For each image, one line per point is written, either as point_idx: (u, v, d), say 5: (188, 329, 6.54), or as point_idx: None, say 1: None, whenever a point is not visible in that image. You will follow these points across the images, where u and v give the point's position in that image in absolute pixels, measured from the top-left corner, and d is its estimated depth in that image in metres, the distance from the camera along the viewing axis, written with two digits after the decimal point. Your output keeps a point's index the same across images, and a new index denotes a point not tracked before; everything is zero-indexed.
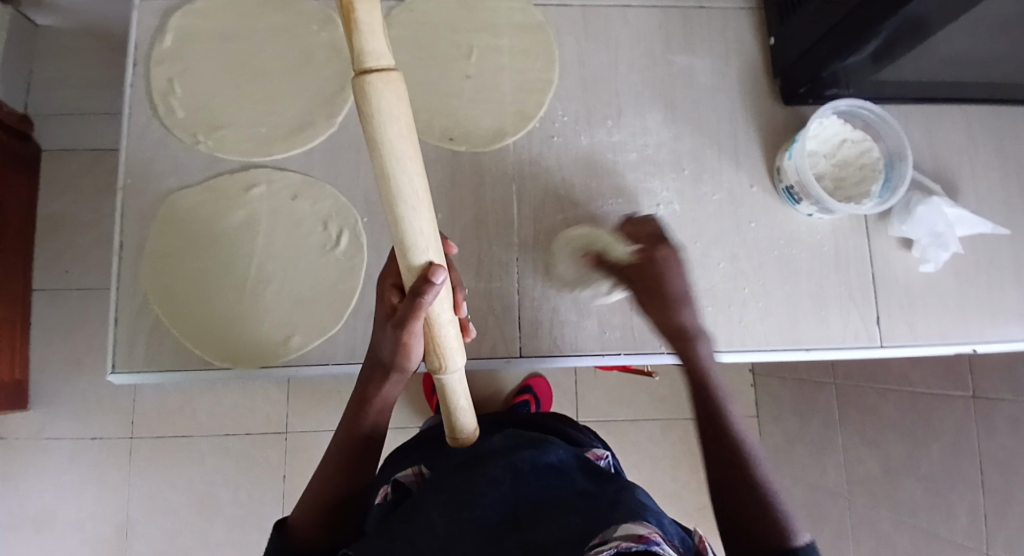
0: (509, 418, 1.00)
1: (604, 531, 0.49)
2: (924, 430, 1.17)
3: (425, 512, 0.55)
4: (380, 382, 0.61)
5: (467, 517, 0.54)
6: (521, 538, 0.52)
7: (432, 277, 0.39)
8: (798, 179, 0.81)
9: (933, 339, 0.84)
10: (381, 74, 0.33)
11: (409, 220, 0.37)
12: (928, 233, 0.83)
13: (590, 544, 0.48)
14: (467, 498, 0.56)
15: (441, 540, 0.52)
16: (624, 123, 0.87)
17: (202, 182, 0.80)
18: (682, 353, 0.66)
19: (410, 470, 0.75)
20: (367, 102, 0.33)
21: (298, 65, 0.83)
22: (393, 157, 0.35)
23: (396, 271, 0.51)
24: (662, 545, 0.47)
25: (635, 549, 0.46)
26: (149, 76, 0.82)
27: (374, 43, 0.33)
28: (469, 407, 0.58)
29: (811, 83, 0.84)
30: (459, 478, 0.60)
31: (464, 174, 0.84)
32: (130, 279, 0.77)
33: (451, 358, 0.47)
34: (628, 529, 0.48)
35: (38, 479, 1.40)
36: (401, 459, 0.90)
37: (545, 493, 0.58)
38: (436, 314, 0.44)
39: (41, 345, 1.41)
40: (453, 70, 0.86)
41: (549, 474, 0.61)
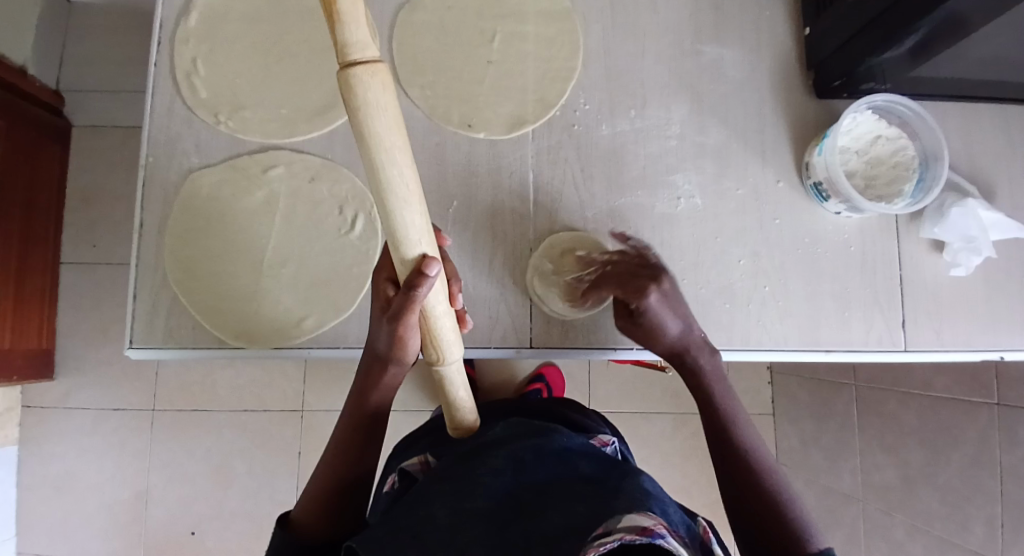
0: (521, 405, 1.00)
1: (608, 521, 0.49)
2: (944, 438, 1.15)
3: (426, 504, 0.55)
4: (378, 373, 0.62)
5: (469, 506, 0.53)
6: (523, 528, 0.51)
7: (426, 270, 0.40)
8: (827, 177, 0.79)
9: (958, 345, 0.82)
10: (367, 66, 0.34)
11: (400, 210, 0.38)
12: (960, 237, 0.80)
13: (592, 536, 0.47)
14: (469, 489, 0.55)
15: (443, 531, 0.51)
16: (647, 114, 0.85)
17: (223, 161, 0.80)
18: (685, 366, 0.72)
19: (417, 459, 0.73)
20: (354, 95, 0.34)
21: (320, 47, 0.83)
22: (380, 148, 0.36)
23: (391, 265, 0.54)
24: (666, 538, 0.47)
25: (639, 541, 0.45)
26: (173, 54, 0.82)
27: (357, 33, 0.33)
28: (468, 396, 0.62)
29: (845, 77, 0.80)
30: (463, 466, 0.59)
31: (483, 162, 0.83)
32: (149, 256, 0.78)
33: (448, 350, 0.49)
34: (632, 521, 0.47)
35: (62, 445, 1.44)
36: (410, 446, 0.91)
37: (548, 481, 0.57)
38: (430, 307, 0.45)
39: (68, 317, 1.44)
40: (476, 55, 0.85)
41: (552, 461, 0.60)
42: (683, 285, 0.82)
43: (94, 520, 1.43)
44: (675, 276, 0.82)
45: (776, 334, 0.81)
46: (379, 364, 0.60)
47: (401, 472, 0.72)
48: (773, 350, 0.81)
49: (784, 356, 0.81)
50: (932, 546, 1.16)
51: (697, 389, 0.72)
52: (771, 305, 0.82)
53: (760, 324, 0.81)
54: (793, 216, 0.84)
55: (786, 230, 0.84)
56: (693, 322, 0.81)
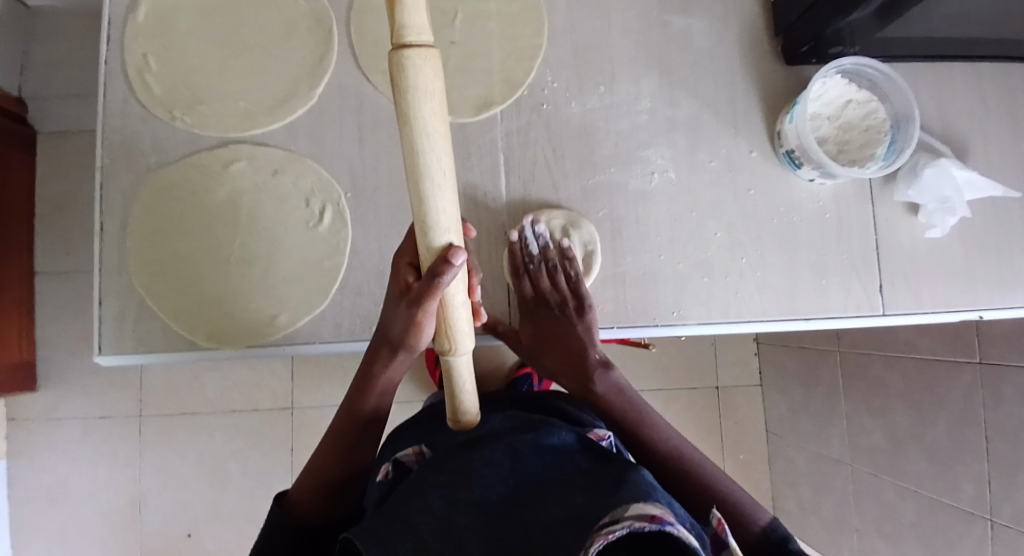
0: (509, 397, 1.00)
1: (614, 509, 0.48)
2: (930, 398, 1.16)
3: (420, 495, 0.54)
4: (387, 359, 0.61)
5: (466, 496, 0.53)
6: (523, 519, 0.51)
7: (451, 265, 0.41)
8: (799, 144, 0.78)
9: (937, 307, 0.82)
10: (420, 49, 0.37)
11: (433, 198, 0.40)
12: (935, 198, 0.80)
13: (599, 523, 0.47)
14: (466, 478, 0.55)
15: (440, 527, 0.51)
16: (617, 89, 0.83)
17: (182, 159, 0.78)
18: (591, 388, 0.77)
19: (412, 450, 0.71)
20: (404, 75, 0.38)
21: (276, 36, 0.80)
22: (423, 131, 0.39)
23: (413, 249, 0.54)
24: (675, 526, 0.47)
25: (648, 529, 0.46)
26: (124, 51, 0.79)
27: (415, 19, 0.37)
28: (472, 389, 0.59)
29: (814, 41, 0.79)
30: (459, 460, 0.58)
31: (452, 147, 0.81)
32: (113, 260, 0.76)
33: (461, 341, 0.48)
34: (640, 509, 0.47)
35: (51, 457, 1.42)
36: (404, 436, 0.91)
37: (547, 473, 0.57)
38: (451, 296, 0.45)
39: (46, 327, 1.42)
40: (438, 35, 0.83)
41: (550, 454, 0.60)
42: (659, 261, 0.81)
43: (90, 529, 1.43)
44: (651, 253, 0.81)
45: (755, 306, 0.81)
46: (389, 349, 0.59)
47: (394, 463, 0.69)
48: (753, 322, 0.81)
49: (764, 327, 0.80)
50: (923, 505, 1.18)
51: (602, 408, 0.76)
52: (750, 277, 0.81)
53: (738, 297, 0.81)
54: (768, 186, 0.83)
55: (760, 200, 0.83)
56: (671, 297, 0.80)
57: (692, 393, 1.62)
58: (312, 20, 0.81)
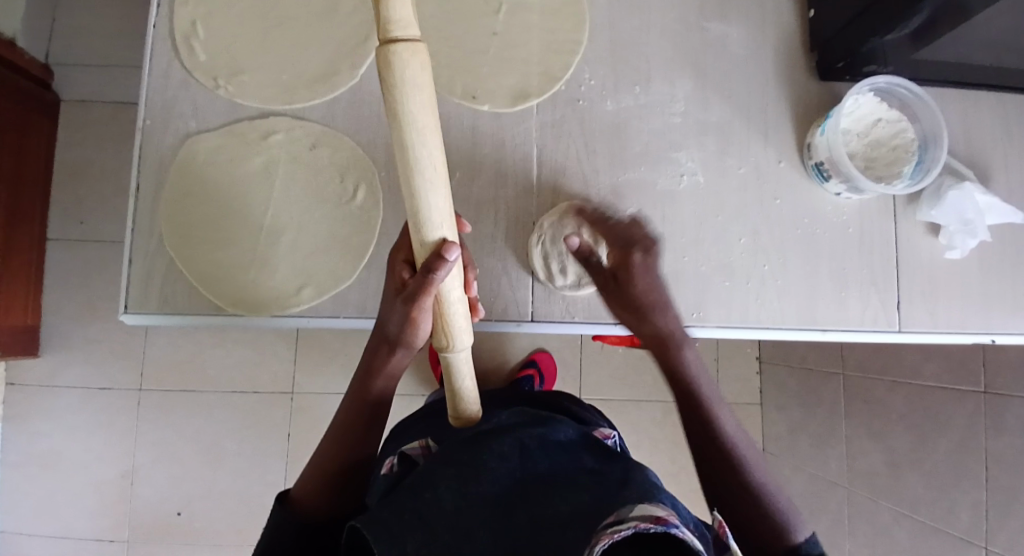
0: (517, 396, 1.00)
1: (620, 509, 0.50)
2: (930, 424, 1.17)
3: (429, 487, 0.53)
4: (385, 355, 0.61)
5: (475, 490, 0.53)
6: (531, 514, 0.52)
7: (440, 260, 0.42)
8: (828, 156, 0.79)
9: (952, 328, 0.83)
10: (408, 44, 0.37)
11: (426, 193, 0.40)
12: (957, 219, 0.81)
13: (604, 523, 0.49)
14: (474, 471, 0.54)
15: (449, 516, 0.51)
16: (652, 90, 0.85)
17: (221, 127, 0.79)
18: (664, 357, 0.70)
19: (418, 444, 0.72)
20: (392, 70, 0.37)
21: (323, 13, 0.81)
22: (412, 128, 0.38)
23: (408, 247, 0.55)
24: (682, 528, 0.48)
25: (654, 530, 0.47)
26: (172, 16, 0.80)
27: (401, 13, 0.37)
28: (473, 385, 0.60)
29: (849, 58, 0.81)
30: (465, 448, 0.58)
31: (486, 134, 0.82)
32: (145, 220, 0.77)
33: (458, 337, 0.49)
34: (646, 510, 0.49)
35: (46, 422, 1.41)
36: (408, 432, 0.90)
37: (554, 471, 0.57)
38: (446, 291, 0.46)
39: (54, 293, 1.42)
40: (480, 25, 0.84)
41: (557, 451, 0.60)
42: (683, 261, 0.82)
43: (79, 498, 1.41)
44: (675, 252, 0.82)
45: (774, 313, 0.82)
46: (387, 348, 0.60)
47: (401, 456, 0.69)
48: (771, 329, 0.81)
49: (781, 334, 0.81)
50: (918, 531, 1.18)
51: (675, 381, 0.70)
52: (771, 283, 0.82)
53: (758, 302, 0.82)
54: (794, 196, 0.84)
55: (786, 209, 0.84)
56: (693, 298, 0.81)
57: None
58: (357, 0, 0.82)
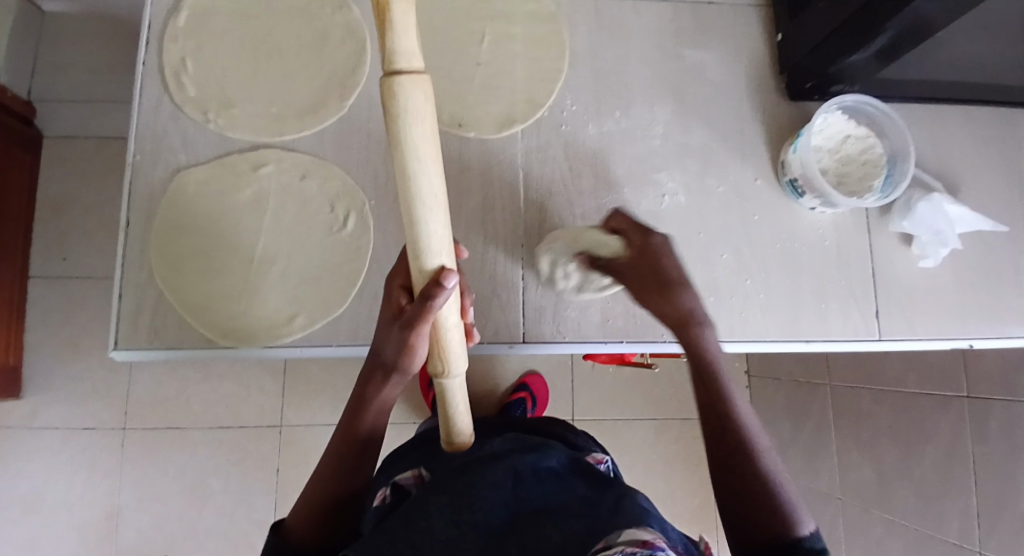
0: (508, 422, 1.01)
1: (608, 535, 0.52)
2: (917, 431, 1.20)
3: (423, 516, 0.55)
4: (379, 383, 0.62)
5: (468, 520, 0.55)
6: (521, 542, 0.54)
7: (439, 290, 0.42)
8: (803, 173, 0.82)
9: (929, 335, 0.86)
10: (410, 74, 0.37)
11: (425, 222, 0.40)
12: (929, 230, 0.85)
13: (594, 548, 0.51)
14: (466, 500, 0.56)
15: (441, 543, 0.53)
16: (632, 114, 0.88)
17: (211, 160, 0.80)
18: (684, 337, 0.67)
19: (411, 473, 0.72)
20: (394, 99, 0.37)
21: (311, 47, 0.83)
22: (413, 157, 0.38)
23: (406, 273, 0.56)
24: (666, 551, 0.50)
25: (639, 553, 0.48)
26: (162, 53, 0.81)
27: (405, 43, 0.37)
28: (467, 410, 0.60)
29: (818, 78, 0.85)
30: (458, 478, 0.60)
31: (474, 160, 0.84)
32: (135, 254, 0.77)
33: (454, 362, 0.49)
34: (632, 535, 0.51)
35: (27, 464, 1.38)
36: (398, 462, 0.90)
37: (547, 500, 0.59)
38: (443, 318, 0.46)
39: (36, 331, 1.40)
40: (465, 55, 0.87)
41: (550, 481, 0.62)
42: None
43: (61, 543, 1.37)
44: None
45: (759, 327, 0.84)
46: (382, 374, 0.60)
47: (394, 486, 0.70)
48: (757, 342, 0.83)
49: (767, 347, 0.83)
50: (911, 539, 1.19)
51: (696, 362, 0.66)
52: (754, 298, 0.85)
53: (743, 317, 0.84)
54: (773, 213, 0.87)
55: (765, 225, 0.87)
56: None
57: (683, 423, 1.60)
58: (345, 34, 0.84)
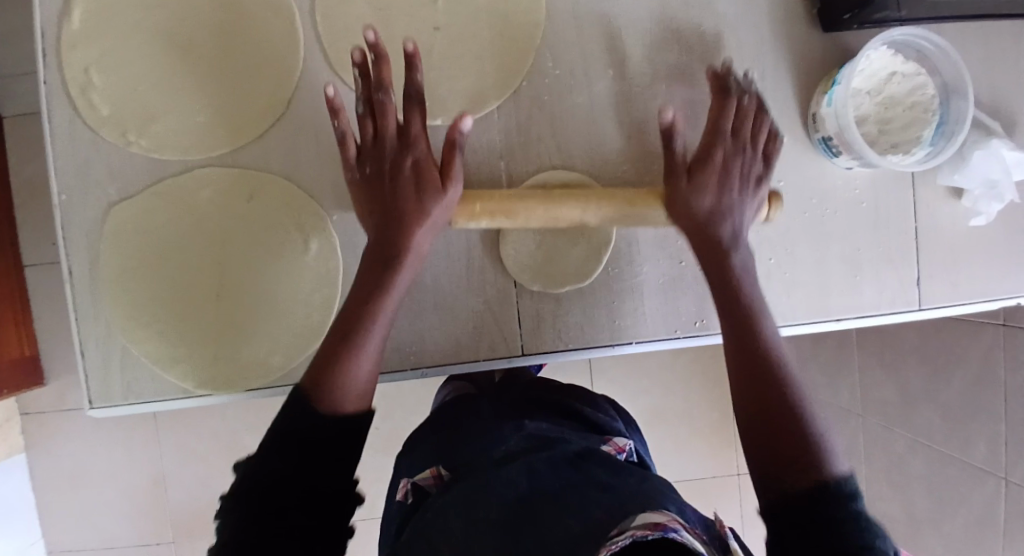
0: (524, 382, 0.94)
1: (622, 520, 0.50)
2: (946, 355, 1.13)
3: (442, 522, 0.58)
4: (392, 217, 0.63)
5: (482, 517, 0.56)
6: (541, 538, 0.52)
7: (469, 119, 0.59)
8: (838, 132, 0.69)
9: (975, 298, 0.76)
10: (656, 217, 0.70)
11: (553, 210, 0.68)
12: (982, 182, 0.72)
13: (606, 534, 0.48)
14: (481, 501, 0.58)
15: (458, 543, 0.54)
16: (628, 71, 0.73)
17: (144, 190, 0.70)
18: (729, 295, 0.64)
19: (428, 471, 0.74)
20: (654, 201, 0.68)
21: (234, 34, 0.69)
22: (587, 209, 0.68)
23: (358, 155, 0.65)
24: (680, 532, 0.47)
25: (650, 537, 0.46)
26: (62, 64, 0.68)
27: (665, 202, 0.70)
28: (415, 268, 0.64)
29: (857, 10, 0.68)
30: (474, 484, 0.62)
31: (445, 151, 0.72)
32: (87, 306, 0.70)
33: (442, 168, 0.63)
34: (645, 518, 0.48)
35: (68, 442, 1.43)
36: (408, 443, 0.88)
37: (561, 487, 0.59)
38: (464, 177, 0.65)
39: (44, 320, 1.38)
40: (419, 19, 0.71)
41: (567, 472, 0.62)
42: (681, 267, 0.75)
43: (114, 508, 1.45)
44: (671, 258, 0.75)
45: (784, 310, 0.75)
46: (383, 201, 0.63)
47: (414, 488, 0.73)
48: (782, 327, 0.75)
49: (793, 332, 0.75)
50: (934, 459, 1.17)
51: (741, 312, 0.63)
52: (778, 277, 0.75)
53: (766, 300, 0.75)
54: (800, 174, 0.75)
55: (791, 191, 0.75)
56: (694, 306, 0.76)
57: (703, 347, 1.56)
58: (271, 14, 0.70)
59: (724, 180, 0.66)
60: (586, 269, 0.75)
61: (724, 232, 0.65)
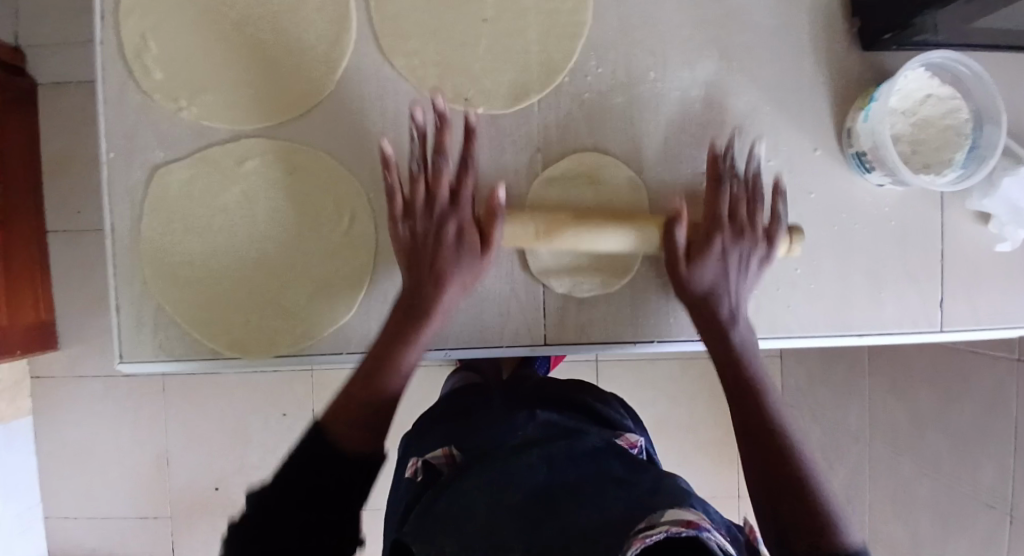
0: (534, 383, 0.93)
1: (651, 514, 0.51)
2: (958, 387, 1.13)
3: (461, 500, 0.59)
4: (426, 280, 0.65)
5: (504, 501, 0.57)
6: (559, 526, 0.53)
7: (504, 194, 0.65)
8: (872, 147, 0.70)
9: (996, 323, 0.77)
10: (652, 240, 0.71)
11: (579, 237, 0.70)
12: (1011, 209, 0.73)
13: (636, 527, 0.49)
14: (504, 485, 0.59)
15: (480, 525, 0.55)
16: (667, 74, 0.75)
17: (190, 156, 0.71)
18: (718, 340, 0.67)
19: (441, 451, 0.74)
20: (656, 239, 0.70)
21: (287, 11, 0.71)
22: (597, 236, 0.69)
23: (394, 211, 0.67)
24: (710, 531, 0.49)
25: (685, 534, 0.48)
26: (120, 28, 0.70)
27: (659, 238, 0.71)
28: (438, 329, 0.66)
29: (898, 30, 0.69)
30: (494, 466, 0.63)
31: (483, 140, 0.74)
32: (125, 264, 0.72)
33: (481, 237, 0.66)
34: (676, 515, 0.50)
35: (76, 411, 1.44)
36: (421, 429, 0.87)
37: (582, 480, 0.59)
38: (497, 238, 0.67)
39: (61, 287, 1.39)
40: (467, 10, 0.73)
41: (587, 464, 0.62)
42: None
43: (116, 480, 1.46)
44: None
45: (806, 321, 0.76)
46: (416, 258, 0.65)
47: (424, 466, 0.72)
48: (803, 338, 0.76)
49: (813, 343, 0.76)
50: (939, 489, 1.18)
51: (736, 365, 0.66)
52: (802, 288, 0.76)
53: (789, 310, 0.76)
54: (830, 188, 0.76)
55: (821, 204, 0.76)
56: None
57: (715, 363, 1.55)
58: None
59: (723, 262, 0.68)
60: (612, 273, 0.76)
61: (722, 313, 0.68)
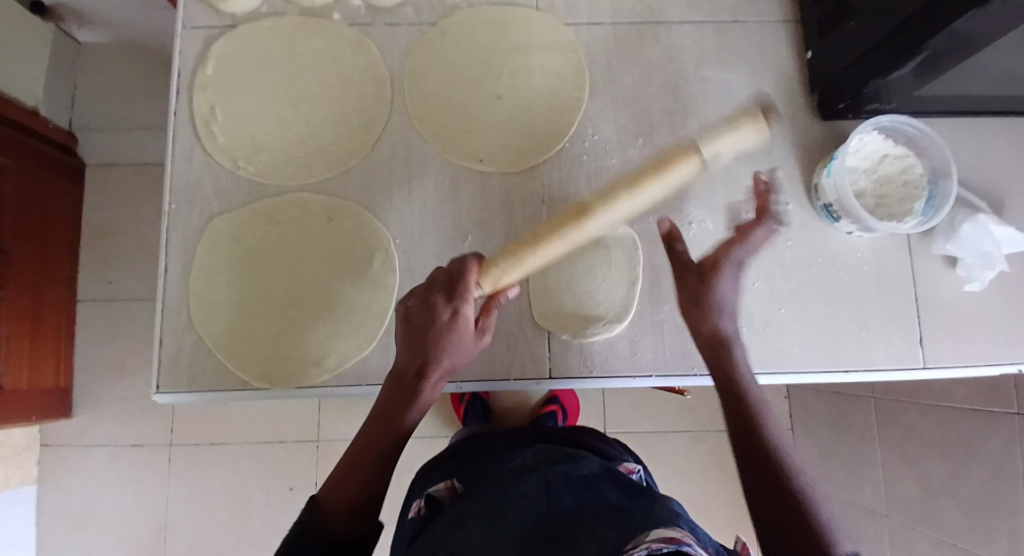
0: (540, 429, 0.96)
1: (636, 535, 0.53)
2: (965, 451, 1.14)
3: (462, 528, 0.62)
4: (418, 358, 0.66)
5: (504, 531, 0.60)
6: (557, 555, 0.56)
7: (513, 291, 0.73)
8: (837, 198, 0.80)
9: (978, 361, 0.82)
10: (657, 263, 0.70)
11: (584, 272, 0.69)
12: (975, 252, 0.81)
13: (624, 548, 0.52)
14: (503, 512, 0.62)
15: None
16: (656, 140, 0.86)
17: (242, 207, 0.81)
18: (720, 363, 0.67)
19: (443, 484, 0.78)
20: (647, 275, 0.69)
21: (333, 89, 0.85)
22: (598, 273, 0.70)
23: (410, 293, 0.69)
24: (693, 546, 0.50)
25: (665, 550, 0.49)
26: (192, 101, 0.83)
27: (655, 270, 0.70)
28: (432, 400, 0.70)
29: (851, 99, 0.82)
30: (495, 490, 0.66)
31: (496, 194, 0.84)
32: (172, 300, 0.79)
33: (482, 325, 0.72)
34: (660, 532, 0.51)
35: (80, 480, 1.43)
36: (431, 472, 0.89)
37: (578, 504, 0.62)
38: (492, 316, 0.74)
39: (83, 353, 1.44)
40: (483, 89, 0.86)
41: (584, 487, 0.65)
42: None
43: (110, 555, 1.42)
44: None
45: (795, 357, 0.82)
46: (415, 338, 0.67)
47: (428, 498, 0.76)
48: (794, 373, 0.81)
49: (804, 378, 0.81)
50: None
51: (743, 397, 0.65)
52: (789, 326, 0.82)
53: (778, 346, 0.82)
54: (807, 236, 0.85)
55: (799, 250, 0.84)
56: None
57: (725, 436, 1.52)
58: (365, 75, 0.85)
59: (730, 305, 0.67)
60: (612, 320, 0.82)
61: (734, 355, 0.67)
